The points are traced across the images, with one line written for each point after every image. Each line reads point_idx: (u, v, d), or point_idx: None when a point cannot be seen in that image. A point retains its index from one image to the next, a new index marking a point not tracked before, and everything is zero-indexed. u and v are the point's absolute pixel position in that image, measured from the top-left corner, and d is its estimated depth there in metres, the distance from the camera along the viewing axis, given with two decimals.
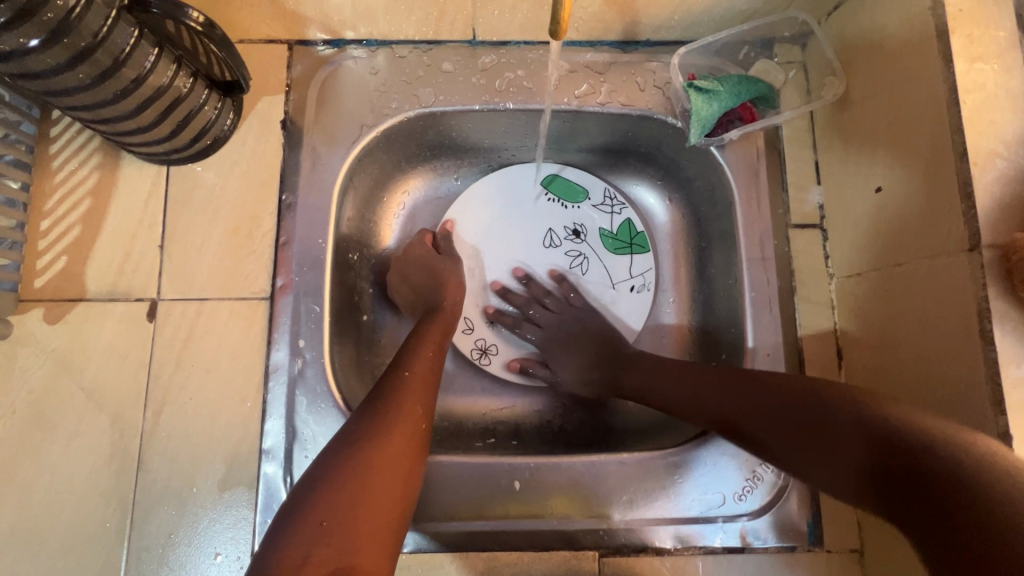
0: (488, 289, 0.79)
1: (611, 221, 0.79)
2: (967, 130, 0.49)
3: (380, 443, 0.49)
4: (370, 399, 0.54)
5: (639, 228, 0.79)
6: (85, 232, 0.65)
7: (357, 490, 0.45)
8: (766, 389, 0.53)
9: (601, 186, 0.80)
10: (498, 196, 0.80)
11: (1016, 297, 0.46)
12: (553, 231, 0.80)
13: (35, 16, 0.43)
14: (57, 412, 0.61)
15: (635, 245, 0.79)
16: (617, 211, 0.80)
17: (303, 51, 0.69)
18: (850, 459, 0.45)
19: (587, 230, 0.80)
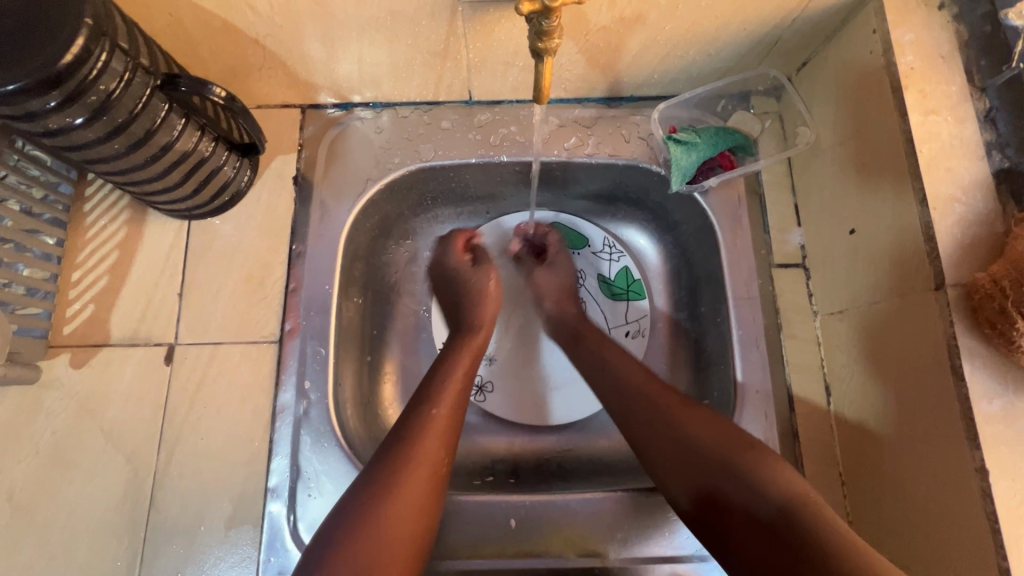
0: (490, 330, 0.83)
1: (608, 268, 0.84)
2: (925, 178, 0.53)
3: (400, 491, 0.53)
4: (395, 435, 0.57)
5: (635, 275, 0.83)
6: (112, 281, 0.70)
7: (373, 543, 0.49)
8: (705, 440, 0.57)
9: (601, 235, 0.84)
10: (496, 243, 0.85)
11: (981, 334, 0.49)
12: None
13: (81, 99, 0.49)
14: (77, 452, 0.64)
15: (631, 292, 0.83)
16: (614, 259, 0.84)
17: (315, 113, 0.76)
18: (750, 505, 0.52)
19: (585, 275, 0.84)
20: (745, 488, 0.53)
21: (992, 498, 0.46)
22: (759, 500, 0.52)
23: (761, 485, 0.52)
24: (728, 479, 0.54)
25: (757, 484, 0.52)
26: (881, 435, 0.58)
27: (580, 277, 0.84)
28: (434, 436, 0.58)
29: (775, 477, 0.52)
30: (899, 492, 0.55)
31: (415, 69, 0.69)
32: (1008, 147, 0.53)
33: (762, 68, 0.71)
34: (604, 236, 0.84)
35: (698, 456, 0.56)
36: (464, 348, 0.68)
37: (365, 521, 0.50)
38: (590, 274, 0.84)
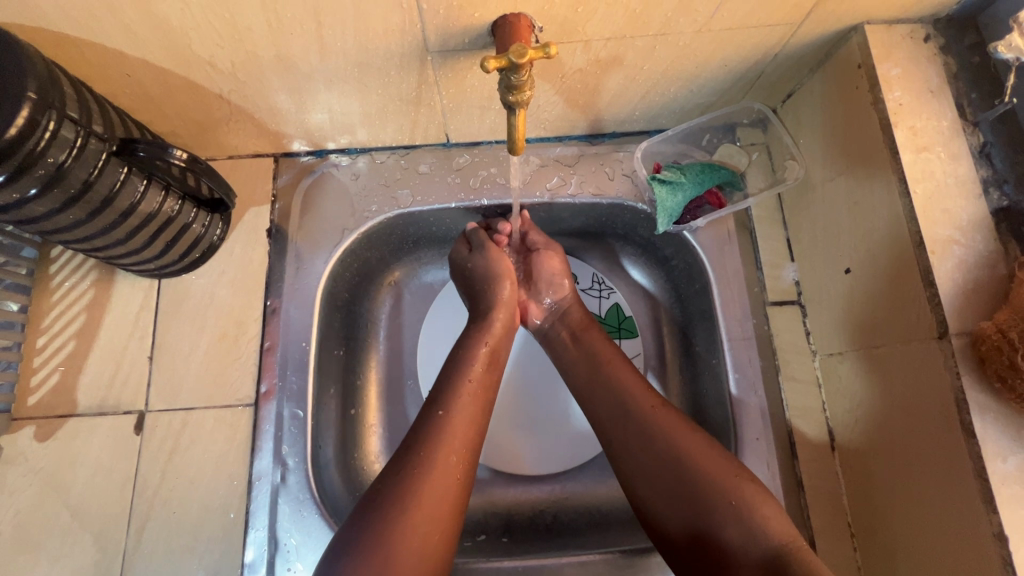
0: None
1: (599, 305, 0.80)
2: (921, 219, 0.50)
3: (407, 548, 0.48)
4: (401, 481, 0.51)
5: (626, 313, 0.80)
6: (79, 346, 0.67)
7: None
8: (695, 471, 0.53)
9: (589, 271, 0.82)
10: None
11: (990, 386, 0.46)
12: None
13: (29, 174, 0.46)
14: (42, 532, 0.61)
15: (623, 330, 0.80)
16: (605, 296, 0.81)
17: (289, 162, 0.74)
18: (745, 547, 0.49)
19: None
20: (744, 534, 0.49)
21: (1013, 568, 0.43)
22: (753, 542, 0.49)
23: (754, 526, 0.49)
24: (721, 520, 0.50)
25: (749, 523, 0.49)
26: (891, 488, 0.55)
27: None
28: (443, 482, 0.52)
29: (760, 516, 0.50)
30: (913, 550, 0.52)
31: (388, 115, 0.66)
32: (1006, 184, 0.51)
33: (746, 101, 0.69)
34: (592, 272, 0.82)
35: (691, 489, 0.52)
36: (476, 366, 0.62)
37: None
38: None
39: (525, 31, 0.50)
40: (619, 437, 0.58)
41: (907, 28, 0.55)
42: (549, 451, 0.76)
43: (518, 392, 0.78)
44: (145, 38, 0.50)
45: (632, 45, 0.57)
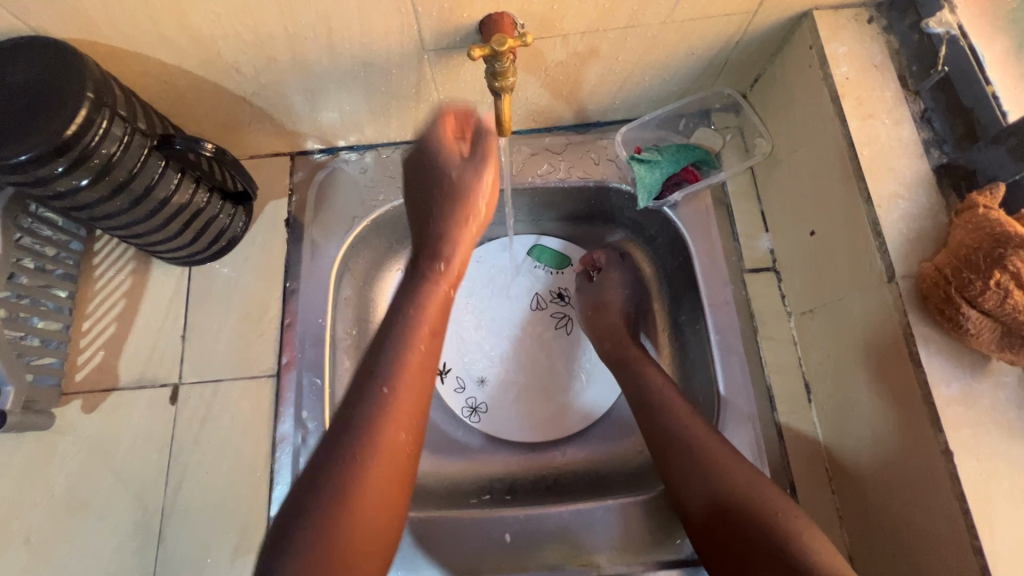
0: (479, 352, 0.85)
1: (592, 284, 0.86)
2: (868, 178, 0.56)
3: (363, 505, 0.49)
4: (347, 455, 0.50)
5: None
6: (120, 328, 0.74)
7: (332, 563, 0.47)
8: (743, 502, 0.58)
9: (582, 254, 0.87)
10: (482, 268, 0.87)
11: (934, 321, 0.51)
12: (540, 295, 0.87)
13: (85, 163, 0.54)
14: (90, 493, 0.67)
15: None
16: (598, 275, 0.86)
17: (303, 159, 0.81)
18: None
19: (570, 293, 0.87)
20: (792, 566, 0.53)
21: (958, 479, 0.47)
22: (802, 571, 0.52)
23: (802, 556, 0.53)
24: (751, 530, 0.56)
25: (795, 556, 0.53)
26: (857, 427, 0.59)
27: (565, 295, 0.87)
28: (387, 451, 0.51)
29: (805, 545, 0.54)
30: (880, 483, 0.56)
31: (392, 112, 0.74)
32: (946, 144, 0.56)
33: (716, 86, 0.75)
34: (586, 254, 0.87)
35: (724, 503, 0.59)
36: (415, 335, 0.57)
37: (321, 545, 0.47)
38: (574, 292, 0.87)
39: (508, 28, 0.57)
40: (662, 449, 0.65)
41: (852, 12, 0.62)
42: (551, 420, 0.81)
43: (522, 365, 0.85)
44: (181, 46, 0.58)
45: (605, 37, 0.64)
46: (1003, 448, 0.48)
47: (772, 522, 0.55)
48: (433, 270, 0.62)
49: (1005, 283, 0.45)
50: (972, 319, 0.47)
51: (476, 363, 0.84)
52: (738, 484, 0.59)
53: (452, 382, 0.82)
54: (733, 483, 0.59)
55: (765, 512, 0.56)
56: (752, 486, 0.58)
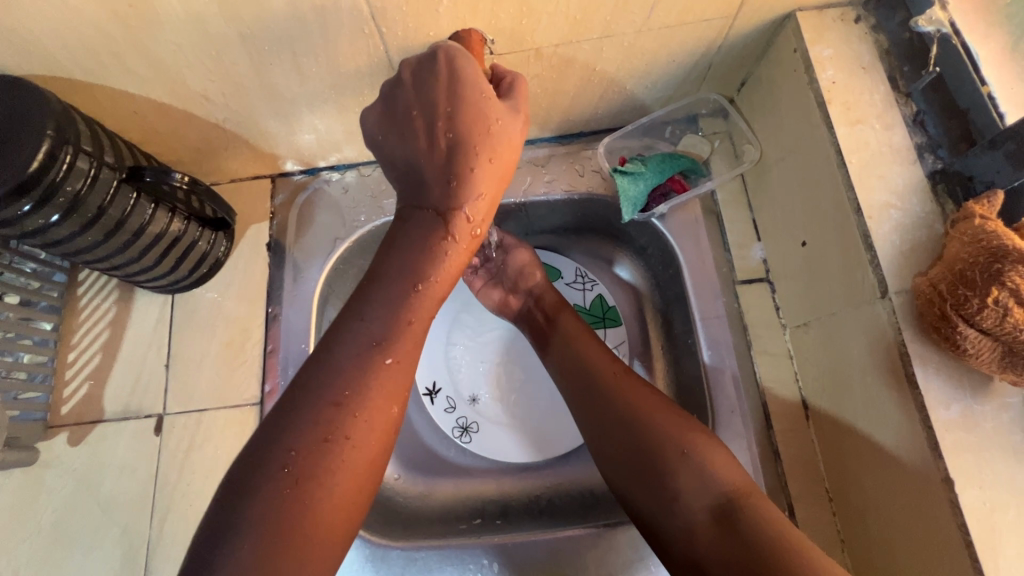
0: (469, 370, 0.83)
1: (583, 297, 0.83)
2: (857, 187, 0.53)
3: (351, 447, 0.45)
4: (323, 428, 0.45)
5: (610, 303, 0.83)
6: (105, 359, 0.74)
7: (302, 499, 0.43)
8: (641, 422, 0.56)
9: (572, 266, 0.84)
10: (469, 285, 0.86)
11: (930, 338, 0.48)
12: None
13: (51, 201, 0.54)
14: (77, 527, 0.67)
15: (608, 319, 0.82)
16: (588, 288, 0.83)
17: (284, 180, 0.81)
18: (699, 494, 0.51)
19: None
20: (692, 479, 0.52)
21: (959, 509, 0.44)
22: (704, 488, 0.51)
23: (704, 473, 0.52)
24: (674, 469, 0.53)
25: (701, 472, 0.52)
26: (854, 447, 0.57)
27: None
28: (379, 422, 0.47)
29: (708, 463, 0.52)
30: (880, 508, 0.53)
31: None
32: (940, 149, 0.53)
33: (702, 92, 0.73)
34: (576, 266, 0.84)
35: (646, 442, 0.55)
36: (420, 300, 0.52)
37: (301, 480, 0.43)
38: None
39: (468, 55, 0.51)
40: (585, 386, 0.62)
41: (838, 11, 0.59)
42: (545, 438, 0.79)
43: (512, 383, 0.82)
44: (147, 78, 0.58)
45: (580, 49, 0.62)
46: (1008, 475, 0.45)
47: (668, 444, 0.54)
48: (465, 232, 0.54)
49: (1005, 299, 0.42)
50: (971, 339, 0.44)
51: (466, 383, 0.82)
52: (640, 405, 0.58)
53: (442, 403, 0.80)
54: (636, 405, 0.58)
55: (663, 431, 0.55)
56: (652, 406, 0.57)
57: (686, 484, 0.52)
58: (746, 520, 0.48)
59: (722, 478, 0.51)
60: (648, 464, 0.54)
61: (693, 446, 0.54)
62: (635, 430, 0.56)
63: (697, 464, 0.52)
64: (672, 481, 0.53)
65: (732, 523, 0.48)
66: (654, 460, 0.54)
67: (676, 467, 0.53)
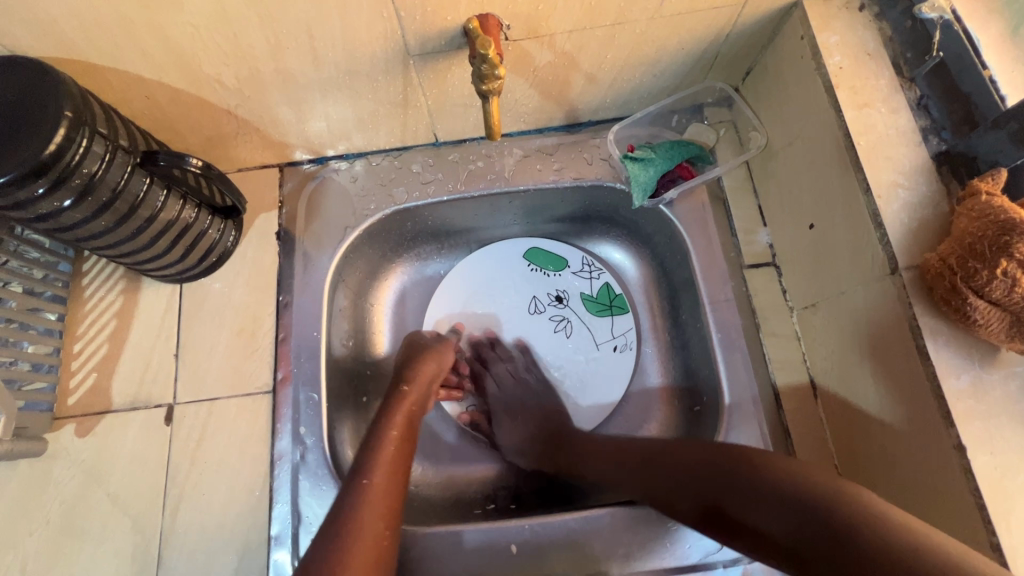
0: (479, 360, 0.83)
1: (590, 285, 0.84)
2: (866, 168, 0.55)
3: (364, 503, 0.55)
4: (349, 490, 0.56)
5: (617, 291, 0.84)
6: (111, 349, 0.73)
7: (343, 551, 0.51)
8: (699, 462, 0.57)
9: (578, 255, 0.86)
10: (476, 274, 0.86)
11: (940, 311, 0.50)
12: (538, 297, 0.85)
13: (66, 183, 0.53)
14: (86, 518, 0.66)
15: (615, 307, 0.83)
16: (595, 276, 0.84)
17: (293, 170, 0.81)
18: (774, 510, 0.50)
19: (569, 295, 0.85)
20: (767, 500, 0.50)
21: (973, 474, 0.46)
22: (777, 501, 0.50)
23: (772, 490, 0.51)
24: (763, 485, 0.51)
25: (769, 484, 0.51)
26: (864, 422, 0.58)
27: (564, 297, 0.85)
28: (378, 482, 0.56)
29: (772, 475, 0.52)
30: (892, 479, 0.55)
31: (380, 120, 0.73)
32: (944, 131, 0.55)
33: (708, 81, 0.74)
34: (583, 255, 0.85)
35: (708, 462, 0.56)
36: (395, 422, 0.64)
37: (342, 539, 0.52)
38: (573, 294, 0.85)
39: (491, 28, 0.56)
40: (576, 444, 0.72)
41: None
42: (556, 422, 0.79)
43: None
44: (161, 61, 0.57)
45: (592, 36, 0.63)
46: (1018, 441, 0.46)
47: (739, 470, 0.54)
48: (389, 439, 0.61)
49: (1012, 271, 0.45)
50: (980, 309, 0.46)
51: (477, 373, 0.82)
52: (698, 447, 0.59)
53: (451, 392, 0.81)
54: (694, 450, 0.59)
55: (724, 457, 0.56)
56: (710, 446, 0.58)
57: (753, 506, 0.51)
58: (826, 520, 0.46)
59: (793, 484, 0.50)
60: (730, 488, 0.53)
61: (756, 464, 0.53)
62: (705, 468, 0.56)
63: (763, 480, 0.52)
64: (744, 510, 0.52)
65: (821, 524, 0.46)
66: (723, 482, 0.54)
67: (752, 490, 0.52)
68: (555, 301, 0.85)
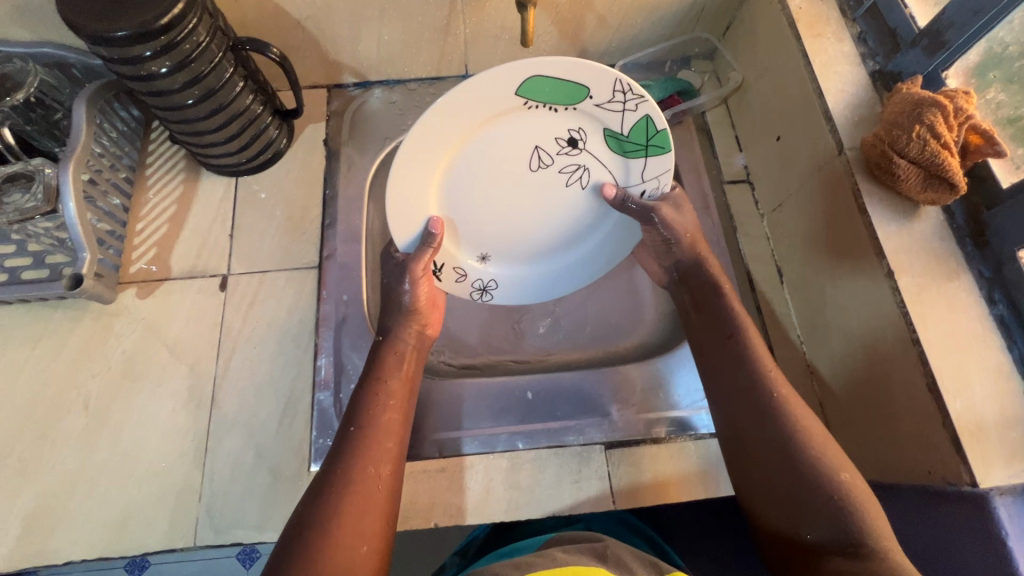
0: (477, 233, 0.74)
1: (620, 122, 0.64)
2: (820, 78, 0.70)
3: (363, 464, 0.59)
4: (347, 444, 0.60)
5: (658, 126, 0.64)
6: (171, 229, 0.82)
7: (344, 505, 0.55)
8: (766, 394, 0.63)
9: (610, 78, 0.59)
10: (459, 121, 0.62)
11: (874, 178, 0.64)
12: (542, 149, 0.67)
13: (178, 48, 0.64)
14: (145, 365, 0.73)
15: (651, 147, 0.67)
16: (632, 108, 0.63)
17: (339, 91, 0.92)
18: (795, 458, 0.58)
19: (586, 137, 0.66)
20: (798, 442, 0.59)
21: (899, 290, 0.59)
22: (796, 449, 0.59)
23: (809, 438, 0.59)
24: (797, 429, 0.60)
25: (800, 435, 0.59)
26: (821, 288, 0.72)
27: (579, 141, 0.67)
28: (375, 443, 0.61)
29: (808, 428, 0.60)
30: (841, 325, 0.69)
31: (423, 45, 0.86)
32: (877, 56, 0.71)
33: (696, 33, 0.90)
34: (616, 80, 0.59)
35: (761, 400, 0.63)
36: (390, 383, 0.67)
37: (343, 492, 0.56)
38: (596, 132, 0.66)
39: None
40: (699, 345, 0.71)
41: None
42: (573, 272, 0.81)
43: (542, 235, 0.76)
44: None
45: None
46: (933, 270, 0.60)
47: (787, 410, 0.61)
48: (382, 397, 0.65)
49: (924, 134, 0.59)
50: (903, 167, 0.60)
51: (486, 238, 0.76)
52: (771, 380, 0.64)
53: (452, 276, 0.77)
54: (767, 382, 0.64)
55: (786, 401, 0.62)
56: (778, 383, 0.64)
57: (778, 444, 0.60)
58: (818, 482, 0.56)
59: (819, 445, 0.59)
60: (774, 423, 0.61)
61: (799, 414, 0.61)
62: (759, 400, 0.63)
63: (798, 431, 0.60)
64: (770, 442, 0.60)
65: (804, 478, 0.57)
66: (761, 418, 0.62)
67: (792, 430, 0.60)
68: (567, 148, 0.67)
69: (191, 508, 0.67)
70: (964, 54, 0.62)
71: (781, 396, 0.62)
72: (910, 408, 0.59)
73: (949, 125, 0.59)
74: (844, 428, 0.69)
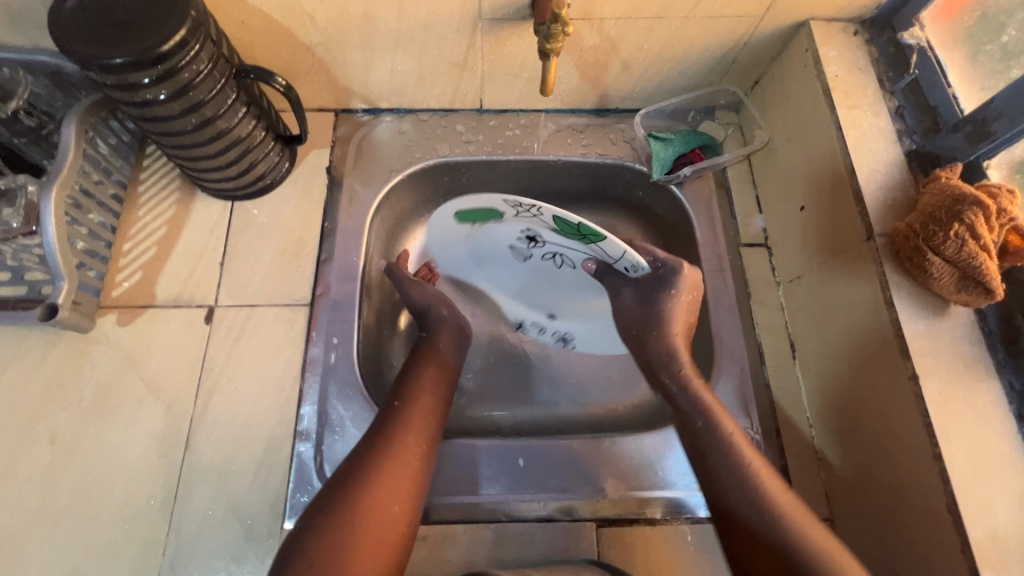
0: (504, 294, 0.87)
1: (544, 221, 0.66)
2: (853, 154, 0.66)
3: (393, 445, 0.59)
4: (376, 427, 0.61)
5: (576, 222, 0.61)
6: (159, 252, 0.78)
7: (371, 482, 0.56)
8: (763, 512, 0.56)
9: (507, 207, 0.67)
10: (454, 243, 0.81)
11: (903, 271, 0.60)
12: (518, 247, 0.76)
13: (176, 77, 0.60)
14: (120, 400, 0.70)
15: (585, 235, 0.63)
16: (537, 214, 0.65)
17: (347, 117, 0.88)
18: None
19: (540, 236, 0.72)
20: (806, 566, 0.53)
21: (922, 397, 0.55)
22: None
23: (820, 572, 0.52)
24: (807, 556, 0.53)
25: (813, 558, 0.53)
26: (835, 375, 0.68)
27: (537, 239, 0.72)
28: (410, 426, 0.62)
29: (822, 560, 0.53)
30: (854, 417, 0.65)
31: (437, 78, 0.82)
32: (915, 134, 0.67)
33: (722, 84, 0.86)
34: (503, 200, 0.65)
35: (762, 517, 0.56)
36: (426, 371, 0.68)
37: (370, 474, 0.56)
38: (544, 233, 0.70)
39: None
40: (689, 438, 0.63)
41: (842, 24, 0.74)
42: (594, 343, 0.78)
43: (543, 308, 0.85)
44: None
45: (635, 25, 0.73)
46: (961, 375, 0.56)
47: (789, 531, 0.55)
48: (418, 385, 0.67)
49: (962, 233, 0.55)
50: (936, 265, 0.56)
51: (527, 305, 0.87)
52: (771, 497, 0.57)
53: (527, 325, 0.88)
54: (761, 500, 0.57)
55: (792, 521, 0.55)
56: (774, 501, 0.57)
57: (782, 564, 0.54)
58: None
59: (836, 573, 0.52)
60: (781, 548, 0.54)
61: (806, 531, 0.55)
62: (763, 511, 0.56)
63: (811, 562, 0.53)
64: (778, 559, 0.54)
65: None
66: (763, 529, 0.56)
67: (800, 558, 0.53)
68: (532, 244, 0.74)
69: (155, 560, 0.63)
70: (1009, 145, 0.59)
71: (779, 507, 0.56)
72: (922, 515, 0.55)
73: (989, 225, 0.55)
74: (851, 526, 0.65)
